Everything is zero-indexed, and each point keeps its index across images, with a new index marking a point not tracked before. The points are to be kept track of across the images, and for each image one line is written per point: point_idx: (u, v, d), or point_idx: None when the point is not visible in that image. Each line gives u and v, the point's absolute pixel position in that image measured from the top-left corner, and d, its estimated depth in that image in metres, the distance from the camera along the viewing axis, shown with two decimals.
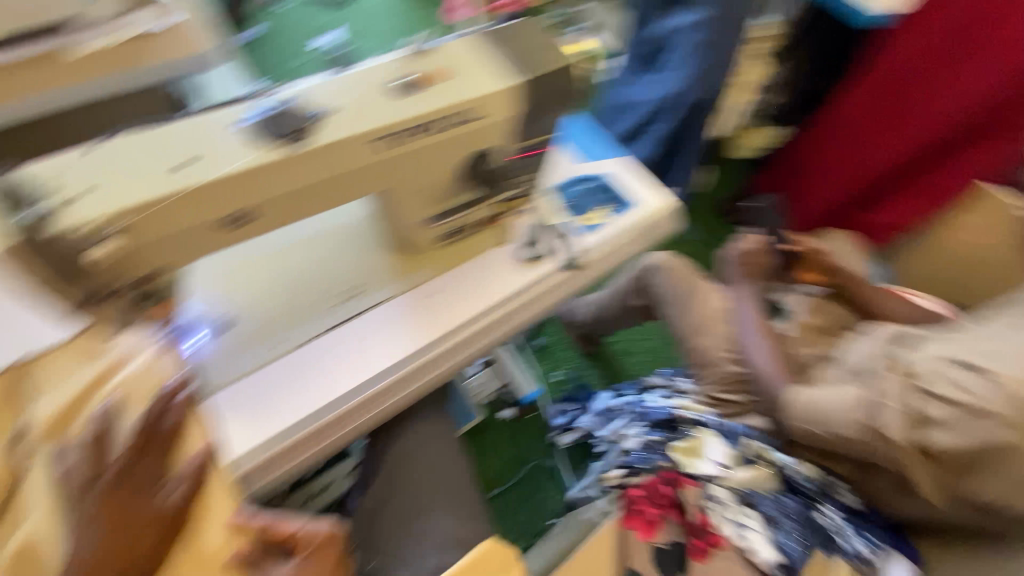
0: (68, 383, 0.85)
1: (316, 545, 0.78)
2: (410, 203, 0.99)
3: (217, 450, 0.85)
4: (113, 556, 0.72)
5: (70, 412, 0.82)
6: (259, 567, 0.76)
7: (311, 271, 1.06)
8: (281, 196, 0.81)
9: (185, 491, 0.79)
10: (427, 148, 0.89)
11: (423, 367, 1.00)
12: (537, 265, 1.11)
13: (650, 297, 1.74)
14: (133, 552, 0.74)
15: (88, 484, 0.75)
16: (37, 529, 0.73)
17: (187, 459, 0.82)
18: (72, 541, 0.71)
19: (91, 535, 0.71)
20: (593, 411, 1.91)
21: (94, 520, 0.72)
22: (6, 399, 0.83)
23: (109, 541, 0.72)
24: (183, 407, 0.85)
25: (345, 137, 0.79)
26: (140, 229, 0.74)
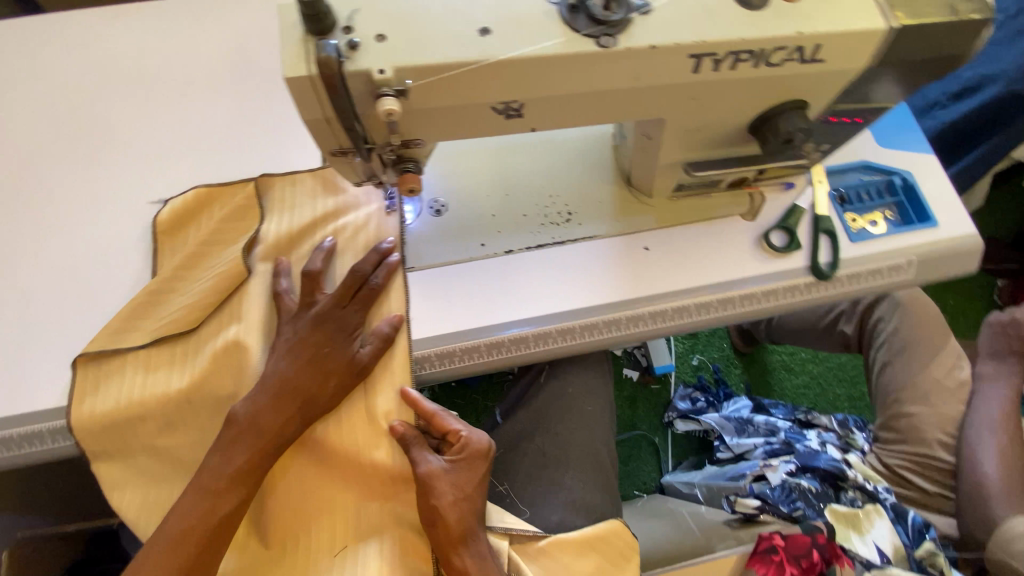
0: (298, 211, 0.92)
1: (472, 454, 0.81)
2: (680, 141, 0.78)
3: (408, 324, 0.85)
4: (306, 385, 0.79)
5: (293, 240, 0.90)
6: (416, 451, 0.79)
7: (536, 182, 0.96)
8: (564, 96, 0.64)
9: (375, 350, 0.82)
10: (746, 85, 0.68)
11: (617, 322, 0.88)
12: (783, 258, 0.92)
13: (869, 333, 1.42)
14: (318, 390, 0.79)
15: (304, 308, 0.83)
16: (245, 332, 0.84)
17: (380, 321, 0.85)
18: (280, 359, 0.81)
19: (295, 360, 0.80)
20: (726, 413, 1.72)
21: (299, 348, 0.81)
22: (245, 212, 0.92)
23: (306, 371, 0.79)
24: (394, 268, 0.86)
25: (675, 44, 0.60)
26: (418, 96, 0.59)
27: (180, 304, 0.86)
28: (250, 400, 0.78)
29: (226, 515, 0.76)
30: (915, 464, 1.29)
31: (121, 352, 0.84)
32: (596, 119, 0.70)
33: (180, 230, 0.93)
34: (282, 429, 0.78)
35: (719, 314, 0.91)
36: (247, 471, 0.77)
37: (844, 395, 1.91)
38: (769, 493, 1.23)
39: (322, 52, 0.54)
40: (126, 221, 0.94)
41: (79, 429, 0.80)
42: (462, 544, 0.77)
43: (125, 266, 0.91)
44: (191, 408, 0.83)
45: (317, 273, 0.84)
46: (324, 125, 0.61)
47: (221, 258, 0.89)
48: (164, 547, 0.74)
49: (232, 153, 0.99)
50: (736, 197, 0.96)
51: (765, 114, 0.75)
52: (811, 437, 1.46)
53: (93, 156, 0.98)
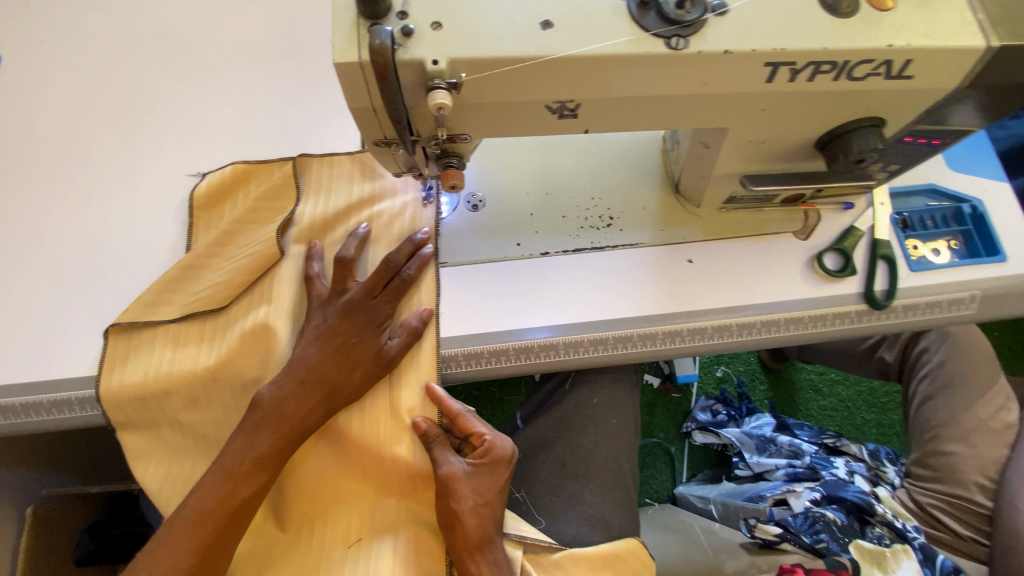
0: (335, 195, 0.90)
1: (495, 459, 0.79)
2: (740, 152, 0.73)
3: (437, 319, 0.83)
4: (331, 374, 0.77)
5: (327, 225, 0.88)
6: (438, 451, 0.78)
7: (578, 183, 0.92)
8: (625, 98, 0.59)
9: (402, 343, 0.80)
10: (822, 97, 0.63)
11: (653, 336, 0.84)
12: (836, 282, 0.87)
13: (913, 365, 1.35)
14: (343, 380, 0.78)
15: (335, 296, 0.81)
16: (276, 316, 0.83)
17: (410, 314, 0.83)
18: (308, 345, 0.79)
19: (323, 348, 0.78)
20: (747, 427, 1.66)
21: (327, 336, 0.79)
22: (281, 192, 0.90)
23: (332, 360, 0.78)
24: (427, 260, 0.83)
25: (751, 50, 0.55)
26: (469, 89, 0.56)
27: (212, 281, 0.86)
28: (277, 384, 0.78)
29: (247, 497, 0.76)
30: (952, 506, 1.21)
31: (152, 324, 0.84)
32: (655, 124, 0.66)
33: (216, 205, 0.93)
34: (306, 417, 0.77)
35: (762, 336, 0.86)
36: (270, 456, 0.77)
37: (873, 421, 1.82)
38: (791, 521, 1.18)
39: (375, 38, 0.50)
40: (164, 192, 0.94)
41: (107, 398, 0.81)
42: (478, 551, 0.76)
43: (160, 237, 0.91)
44: (216, 387, 0.83)
45: (350, 261, 0.82)
46: (371, 114, 0.58)
47: (255, 236, 0.89)
48: (185, 525, 0.74)
49: (272, 130, 0.98)
50: (790, 213, 0.92)
51: (836, 129, 0.69)
52: (837, 467, 1.41)
53: (135, 122, 0.98)
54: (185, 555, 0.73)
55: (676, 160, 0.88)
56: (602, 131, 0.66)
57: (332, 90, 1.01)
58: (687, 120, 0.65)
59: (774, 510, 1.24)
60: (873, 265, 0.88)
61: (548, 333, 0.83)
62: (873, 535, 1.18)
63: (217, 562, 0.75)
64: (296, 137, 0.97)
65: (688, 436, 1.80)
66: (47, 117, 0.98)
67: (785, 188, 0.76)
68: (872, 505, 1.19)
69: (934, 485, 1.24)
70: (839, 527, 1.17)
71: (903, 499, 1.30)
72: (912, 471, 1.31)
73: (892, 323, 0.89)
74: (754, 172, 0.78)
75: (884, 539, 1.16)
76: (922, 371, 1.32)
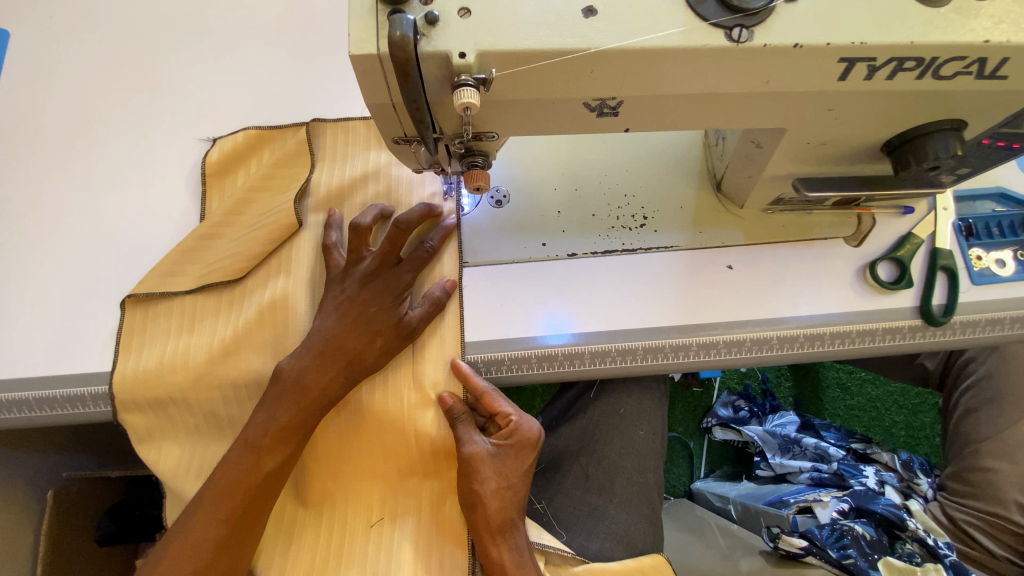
0: (351, 164, 0.88)
1: (520, 441, 0.76)
2: (796, 152, 0.66)
3: (461, 292, 0.80)
4: (351, 345, 0.74)
5: (342, 192, 0.86)
6: (462, 429, 0.75)
7: (609, 178, 0.86)
8: (675, 97, 0.53)
9: (424, 314, 0.76)
10: (901, 98, 0.55)
11: (685, 348, 0.78)
12: (889, 296, 0.80)
13: (959, 376, 1.27)
14: (363, 351, 0.74)
15: (354, 265, 0.77)
16: (294, 288, 0.83)
17: (433, 284, 0.80)
18: (327, 316, 0.76)
19: (341, 318, 0.75)
20: (770, 426, 1.61)
21: (346, 307, 0.76)
22: (291, 158, 0.88)
23: (351, 331, 0.74)
24: (450, 231, 0.81)
25: (824, 45, 0.48)
26: (501, 85, 0.50)
27: (227, 251, 0.84)
28: (297, 356, 0.75)
29: (272, 470, 0.73)
30: (986, 523, 1.15)
31: (168, 296, 0.83)
32: (703, 123, 0.59)
33: (229, 172, 0.90)
34: (326, 389, 0.74)
35: (805, 351, 0.79)
36: (291, 430, 0.74)
37: (901, 424, 1.75)
38: (817, 532, 1.12)
39: (396, 30, 0.44)
40: (176, 160, 0.91)
41: (124, 369, 0.80)
42: (501, 535, 0.74)
43: (175, 208, 0.89)
44: (230, 362, 0.80)
45: (365, 229, 0.77)
46: (390, 111, 0.53)
47: (271, 205, 0.86)
48: (213, 497, 0.72)
49: (287, 100, 0.93)
50: (841, 217, 0.84)
51: (907, 132, 0.61)
52: (866, 476, 1.34)
53: (147, 88, 0.94)
54: (214, 527, 0.71)
55: (719, 157, 0.81)
56: (644, 131, 0.59)
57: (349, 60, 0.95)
58: (739, 120, 0.58)
59: (797, 518, 1.20)
60: (932, 278, 0.80)
61: (573, 340, 0.78)
62: (905, 552, 1.11)
63: (246, 536, 0.74)
64: (311, 109, 0.93)
65: (709, 433, 1.74)
66: (58, 79, 0.95)
67: (843, 195, 0.69)
68: (902, 519, 1.15)
69: (970, 501, 1.19)
70: (867, 543, 1.10)
71: (935, 511, 1.25)
72: (948, 484, 1.26)
73: (951, 339, 0.81)
74: (808, 176, 0.71)
75: (916, 557, 1.09)
76: (966, 382, 1.24)
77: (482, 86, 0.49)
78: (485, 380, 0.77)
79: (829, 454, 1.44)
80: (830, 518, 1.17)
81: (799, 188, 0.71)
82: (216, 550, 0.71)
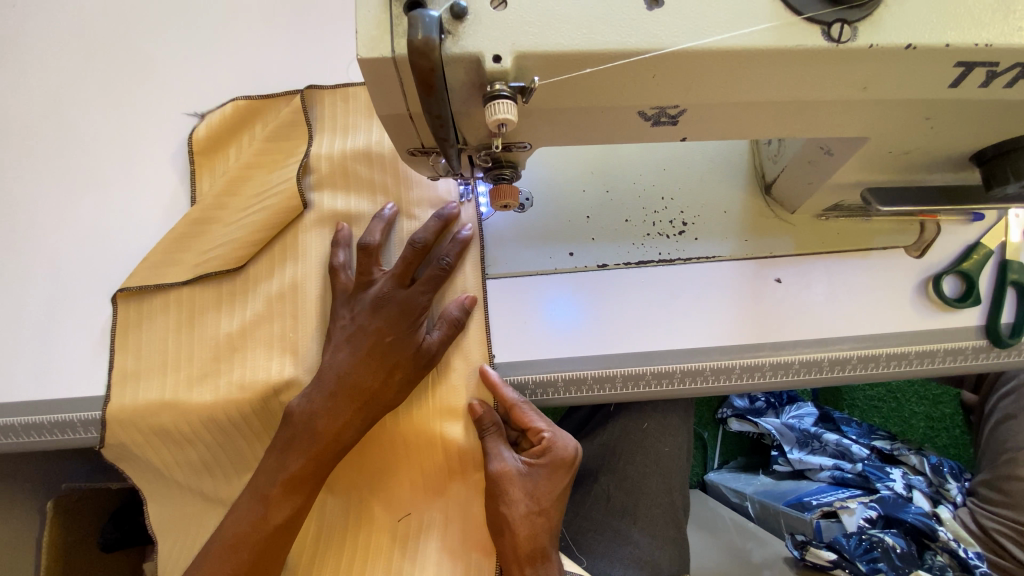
0: (353, 135, 0.78)
1: (555, 461, 0.69)
2: (871, 162, 0.57)
3: (482, 307, 0.72)
4: (367, 383, 0.67)
5: (346, 168, 0.77)
6: (491, 442, 0.69)
7: (644, 179, 0.77)
8: (749, 104, 0.44)
9: (444, 337, 0.69)
10: (1015, 107, 0.46)
11: (726, 372, 0.72)
12: (953, 314, 0.73)
13: (999, 383, 1.19)
14: (381, 388, 0.67)
15: (363, 288, 0.70)
16: (305, 275, 0.75)
17: (451, 301, 0.72)
18: (337, 350, 0.69)
19: (354, 352, 0.68)
20: (789, 416, 1.37)
21: (359, 338, 0.68)
22: (286, 131, 0.79)
23: (367, 367, 0.67)
24: (466, 245, 0.71)
25: (939, 45, 0.39)
26: (540, 94, 0.42)
27: (221, 238, 0.76)
28: (308, 397, 0.68)
29: (282, 522, 0.68)
30: (1019, 534, 1.05)
31: (163, 288, 0.76)
32: (771, 132, 0.50)
33: (219, 149, 0.82)
34: (340, 434, 0.67)
35: (857, 373, 0.73)
36: (302, 478, 0.68)
37: (922, 415, 1.43)
38: (843, 543, 1.03)
39: (415, 32, 0.36)
40: (161, 135, 0.83)
41: (123, 367, 0.75)
42: (531, 564, 0.68)
43: (164, 191, 0.81)
44: (237, 358, 0.74)
45: (375, 247, 0.70)
46: (407, 122, 0.45)
47: (266, 184, 0.77)
48: (222, 550, 0.68)
49: (283, 72, 0.84)
50: (903, 224, 0.76)
51: (1006, 144, 0.51)
52: (894, 479, 1.19)
53: (127, 55, 0.85)
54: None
55: (771, 159, 0.72)
56: (703, 139, 0.51)
57: (350, 30, 0.85)
58: (818, 130, 0.49)
59: (821, 524, 1.08)
60: (1001, 294, 0.72)
61: (604, 362, 0.71)
62: (936, 565, 1.02)
63: None
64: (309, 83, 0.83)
65: (724, 426, 1.46)
66: (28, 44, 0.86)
67: (923, 209, 0.60)
68: (934, 529, 1.05)
69: (1003, 511, 1.09)
70: (899, 554, 1.01)
71: (964, 519, 1.15)
72: (979, 491, 1.17)
73: (1018, 360, 0.74)
74: (879, 185, 0.63)
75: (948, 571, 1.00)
76: (1006, 387, 1.17)
77: (520, 96, 0.41)
78: (518, 393, 0.70)
79: (848, 446, 1.26)
80: (857, 526, 1.07)
81: (871, 200, 0.63)
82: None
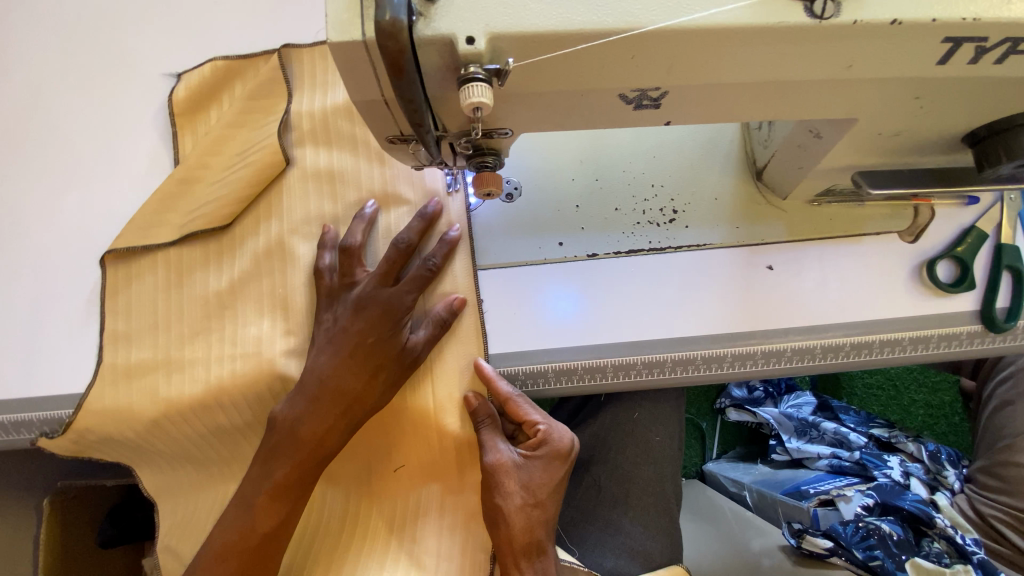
0: (332, 93, 0.78)
1: (551, 453, 0.68)
2: (860, 144, 0.56)
3: (472, 306, 0.72)
4: (350, 386, 0.66)
5: (327, 124, 0.76)
6: (486, 434, 0.69)
7: (634, 166, 0.76)
8: (733, 85, 0.43)
9: (430, 337, 0.69)
10: (1006, 83, 0.45)
11: (718, 360, 0.71)
12: (948, 299, 0.72)
13: (998, 372, 1.18)
14: (364, 392, 0.67)
15: (346, 291, 0.69)
16: (289, 231, 0.74)
17: (438, 302, 0.71)
18: (321, 353, 0.68)
19: (336, 355, 0.67)
20: (786, 405, 1.37)
21: (341, 341, 0.67)
22: (263, 91, 0.78)
23: (349, 370, 0.66)
24: (453, 246, 0.70)
25: (923, 20, 0.38)
26: (517, 77, 0.41)
27: (207, 196, 0.75)
28: (291, 403, 0.68)
29: (271, 529, 0.66)
30: (1015, 519, 1.04)
31: (151, 250, 0.76)
32: (756, 114, 0.49)
33: (201, 110, 0.81)
34: (325, 438, 0.67)
35: (850, 360, 0.72)
36: (287, 485, 0.67)
37: (921, 402, 1.42)
38: (840, 530, 1.00)
39: (384, 13, 0.36)
40: (142, 96, 0.83)
41: (115, 328, 0.75)
42: (527, 558, 0.67)
43: (146, 153, 0.81)
44: (227, 315, 0.74)
45: (357, 249, 0.70)
46: (382, 108, 0.44)
47: (250, 141, 0.77)
48: (208, 562, 0.66)
49: (264, 35, 0.84)
50: (896, 208, 0.75)
51: (998, 123, 0.50)
52: (892, 466, 1.17)
53: (106, 15, 0.85)
54: None
55: (761, 144, 0.71)
56: (689, 121, 0.50)
57: None
58: (804, 112, 0.49)
59: (819, 512, 1.05)
60: (997, 277, 0.71)
61: (594, 351, 0.71)
62: (932, 551, 1.01)
63: None
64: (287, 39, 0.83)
65: (723, 415, 1.45)
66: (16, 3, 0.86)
67: (913, 190, 0.60)
68: (932, 517, 1.04)
69: (1000, 497, 1.08)
70: (895, 542, 0.99)
71: (961, 506, 1.14)
72: (977, 478, 1.16)
73: (1014, 345, 0.73)
74: (871, 170, 0.62)
75: (945, 557, 0.99)
76: (1004, 372, 1.16)
77: (496, 79, 0.40)
78: (511, 386, 0.70)
79: (843, 431, 1.26)
80: (854, 513, 1.04)
81: (862, 184, 0.61)
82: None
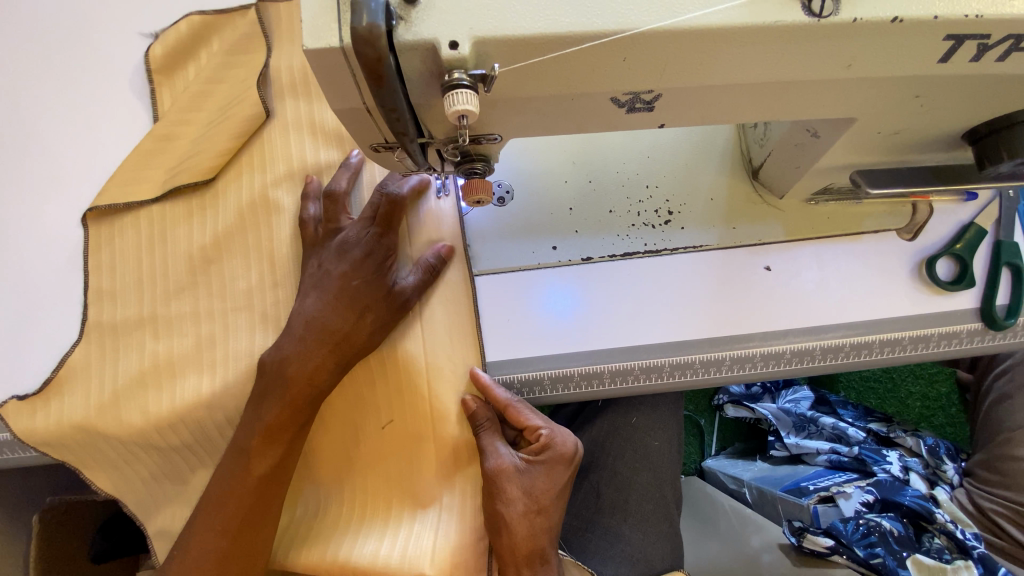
0: None
1: (555, 458, 0.67)
2: (861, 144, 0.54)
3: (460, 254, 0.72)
4: (337, 325, 0.65)
5: (308, 75, 0.75)
6: (486, 439, 0.67)
7: (628, 167, 0.75)
8: (727, 86, 0.42)
9: (419, 282, 0.69)
10: (1010, 79, 0.43)
11: (716, 363, 0.70)
12: (947, 295, 0.71)
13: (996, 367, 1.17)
14: (353, 329, 0.65)
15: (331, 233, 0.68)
16: (274, 182, 0.73)
17: (425, 251, 0.71)
18: (307, 296, 0.67)
19: (322, 296, 0.65)
20: (783, 400, 1.35)
21: (325, 283, 0.66)
22: (241, 44, 0.76)
23: (335, 308, 0.65)
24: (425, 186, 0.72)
25: (924, 14, 0.37)
26: (504, 82, 0.39)
27: (189, 151, 0.74)
28: (278, 345, 0.66)
29: (266, 473, 0.65)
30: (1014, 513, 1.03)
31: (133, 207, 0.74)
32: (750, 113, 0.47)
33: (178, 66, 0.79)
34: (314, 378, 0.65)
35: (849, 361, 0.71)
36: (280, 427, 0.65)
37: (917, 395, 1.42)
38: (841, 528, 0.99)
39: (360, 18, 0.34)
40: (119, 54, 0.80)
41: (99, 286, 0.74)
42: (529, 566, 0.66)
43: (124, 113, 0.79)
44: (213, 270, 0.72)
45: (341, 195, 0.68)
46: (364, 116, 0.42)
47: (231, 98, 0.75)
48: (211, 507, 0.66)
49: None
50: (894, 206, 0.73)
51: (998, 120, 0.49)
52: (892, 461, 1.16)
53: None
54: (215, 538, 0.64)
55: (757, 143, 0.70)
56: (683, 122, 0.48)
57: None
58: (803, 111, 0.47)
59: (818, 509, 1.03)
60: (996, 275, 0.70)
61: (591, 357, 0.69)
62: (933, 547, 1.01)
63: (253, 543, 0.66)
64: None
65: (722, 412, 1.44)
66: None
67: (914, 189, 0.58)
68: (932, 511, 1.03)
69: (999, 490, 1.08)
70: (895, 539, 0.99)
71: (961, 500, 1.13)
72: (976, 471, 1.15)
73: (1012, 342, 0.72)
74: (870, 167, 0.60)
75: (946, 553, 0.99)
76: (1001, 366, 1.15)
77: (482, 84, 0.38)
78: (509, 392, 0.68)
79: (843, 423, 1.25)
80: (853, 511, 1.03)
81: (861, 183, 0.60)
82: (219, 563, 0.64)
